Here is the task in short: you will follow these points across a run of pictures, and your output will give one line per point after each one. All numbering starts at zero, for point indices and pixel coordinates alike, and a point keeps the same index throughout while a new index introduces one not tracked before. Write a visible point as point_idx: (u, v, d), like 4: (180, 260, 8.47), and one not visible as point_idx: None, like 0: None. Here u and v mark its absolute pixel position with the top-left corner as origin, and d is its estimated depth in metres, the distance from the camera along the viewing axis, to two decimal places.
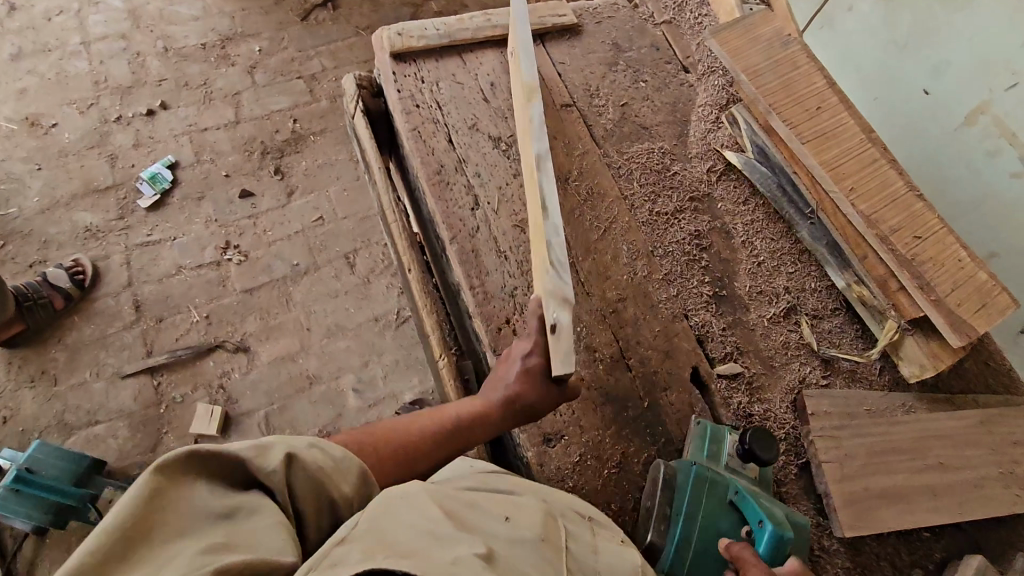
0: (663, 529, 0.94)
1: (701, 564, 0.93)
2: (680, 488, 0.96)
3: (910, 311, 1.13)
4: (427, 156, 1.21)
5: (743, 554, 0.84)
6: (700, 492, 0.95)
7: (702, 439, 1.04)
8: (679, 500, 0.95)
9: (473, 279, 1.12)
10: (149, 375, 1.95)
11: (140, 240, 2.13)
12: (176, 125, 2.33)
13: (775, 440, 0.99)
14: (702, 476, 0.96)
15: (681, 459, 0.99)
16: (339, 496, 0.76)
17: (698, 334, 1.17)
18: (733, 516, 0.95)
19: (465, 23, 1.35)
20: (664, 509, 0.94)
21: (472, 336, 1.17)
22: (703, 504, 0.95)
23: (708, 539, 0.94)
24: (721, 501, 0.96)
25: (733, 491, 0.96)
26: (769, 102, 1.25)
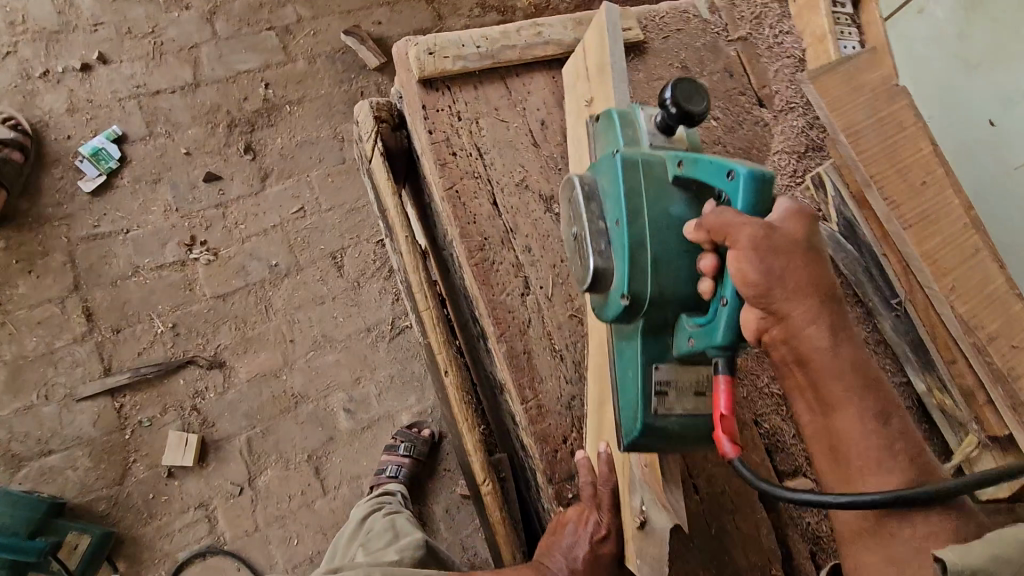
0: (603, 247, 0.82)
1: (669, 263, 0.77)
2: (612, 196, 0.82)
3: (994, 430, 1.02)
4: (468, 225, 0.99)
5: (713, 223, 0.69)
6: (634, 180, 0.80)
7: (616, 136, 0.87)
8: (613, 212, 0.81)
9: (526, 390, 0.94)
10: (108, 396, 1.72)
11: (85, 233, 1.81)
12: (120, 86, 1.92)
13: (705, 93, 0.79)
14: (632, 162, 0.80)
15: (602, 165, 0.85)
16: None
17: (767, 443, 1.05)
18: (678, 193, 0.80)
19: (511, 39, 1.07)
20: (600, 226, 0.83)
21: (516, 441, 1.02)
22: (641, 194, 0.79)
23: (662, 229, 0.78)
24: (662, 182, 0.80)
25: (674, 165, 0.79)
26: (871, 172, 1.06)
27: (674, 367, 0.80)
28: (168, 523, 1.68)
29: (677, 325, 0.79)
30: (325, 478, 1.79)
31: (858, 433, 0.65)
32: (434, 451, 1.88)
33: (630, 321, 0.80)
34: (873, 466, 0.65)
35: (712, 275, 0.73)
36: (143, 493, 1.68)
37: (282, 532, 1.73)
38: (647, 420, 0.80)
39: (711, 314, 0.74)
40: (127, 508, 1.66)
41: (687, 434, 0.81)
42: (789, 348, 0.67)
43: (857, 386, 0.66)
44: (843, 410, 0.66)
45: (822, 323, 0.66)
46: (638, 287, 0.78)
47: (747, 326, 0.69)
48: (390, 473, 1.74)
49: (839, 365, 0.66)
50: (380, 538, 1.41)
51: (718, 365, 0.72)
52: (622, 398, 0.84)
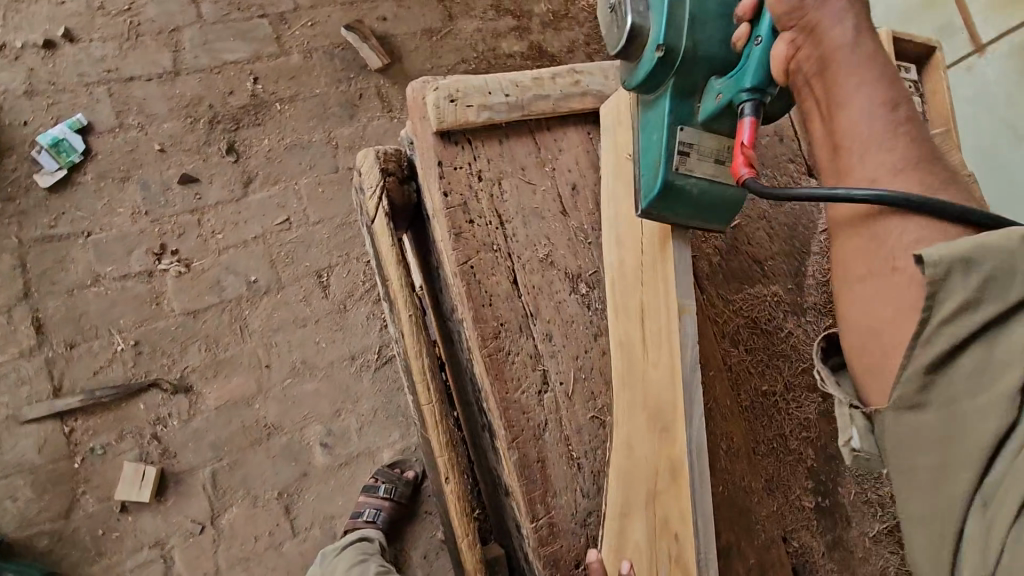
0: (641, 9, 0.71)
1: (705, 21, 0.69)
2: None
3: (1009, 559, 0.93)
4: (483, 307, 0.86)
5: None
6: None
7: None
8: None
9: (537, 505, 0.82)
10: (57, 419, 1.55)
11: (39, 234, 1.62)
12: (88, 69, 1.72)
13: None
14: None
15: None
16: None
17: (795, 563, 0.95)
18: None
19: (545, 87, 0.93)
20: None
21: (519, 550, 0.89)
22: None
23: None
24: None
25: None
26: None
27: (699, 131, 0.75)
28: (118, 563, 1.53)
29: (704, 87, 0.73)
30: (295, 518, 1.66)
31: (866, 125, 0.58)
32: (416, 492, 1.75)
33: (662, 83, 0.73)
34: (877, 152, 0.58)
35: (750, 16, 0.67)
36: (91, 528, 1.53)
37: None
38: (668, 179, 0.75)
39: (742, 62, 0.69)
40: (73, 545, 1.51)
41: (699, 207, 0.78)
42: (809, 45, 0.62)
43: (874, 81, 0.59)
44: (856, 104, 0.59)
45: (847, 23, 0.61)
46: (675, 40, 0.69)
47: (778, 59, 0.65)
48: (367, 518, 1.61)
49: (860, 60, 0.60)
50: None
51: (745, 109, 0.68)
52: (643, 163, 0.79)
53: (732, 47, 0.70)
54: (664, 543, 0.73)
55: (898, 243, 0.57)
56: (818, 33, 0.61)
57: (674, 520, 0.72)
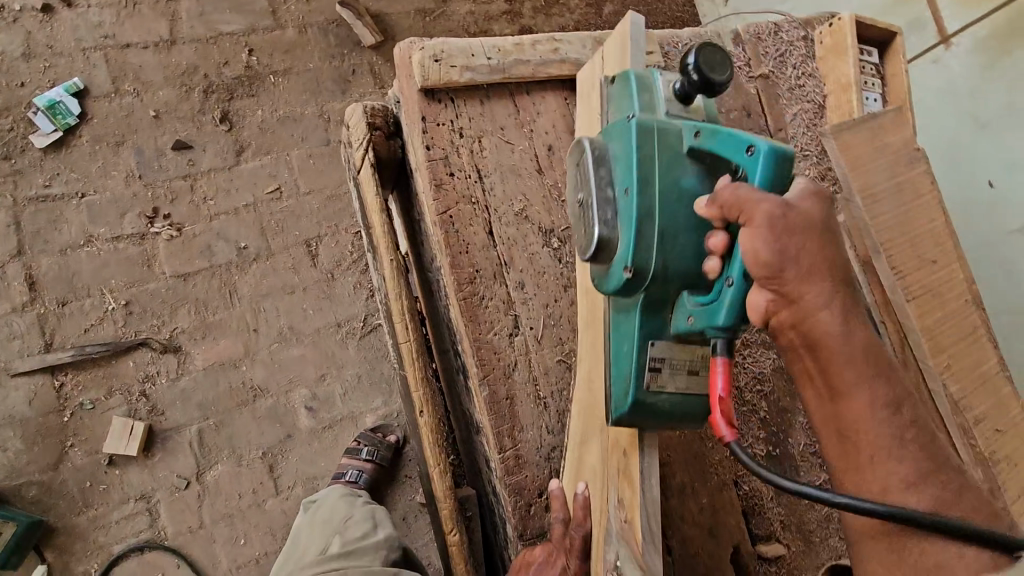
0: (608, 217, 0.72)
1: (675, 236, 0.69)
2: (623, 161, 0.72)
3: None
4: (460, 254, 0.91)
5: (728, 200, 0.62)
6: (649, 153, 0.70)
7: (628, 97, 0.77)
8: (623, 174, 0.71)
9: (505, 438, 0.88)
10: (48, 374, 1.59)
11: (34, 193, 1.66)
12: (86, 35, 1.75)
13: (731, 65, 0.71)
14: (645, 129, 0.71)
15: (614, 126, 0.75)
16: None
17: (745, 506, 1.01)
18: (692, 166, 0.71)
19: (525, 53, 0.98)
20: (606, 192, 0.74)
21: (487, 485, 0.95)
22: (654, 163, 0.70)
23: (673, 203, 0.69)
24: (677, 153, 0.71)
25: (690, 138, 0.70)
26: (880, 239, 1.04)
27: (671, 344, 0.72)
28: (104, 514, 1.57)
29: (676, 301, 0.71)
30: (279, 477, 1.71)
31: (870, 421, 0.57)
32: (397, 456, 1.80)
33: (631, 295, 0.71)
34: (885, 460, 0.57)
35: (721, 254, 0.66)
36: (79, 480, 1.57)
37: (228, 531, 1.65)
38: (639, 396, 0.72)
39: (714, 295, 0.67)
40: (60, 495, 1.55)
41: (675, 418, 0.73)
42: (790, 316, 0.60)
43: (869, 369, 0.59)
44: (852, 396, 0.58)
45: (835, 307, 0.59)
46: (643, 259, 0.69)
47: (753, 308, 0.63)
48: (350, 478, 1.66)
49: (852, 351, 0.59)
50: (358, 528, 1.33)
51: (717, 347, 0.66)
52: (612, 372, 0.76)
53: (705, 273, 0.69)
54: (614, 462, 0.75)
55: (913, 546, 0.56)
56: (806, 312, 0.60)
57: (623, 437, 0.75)
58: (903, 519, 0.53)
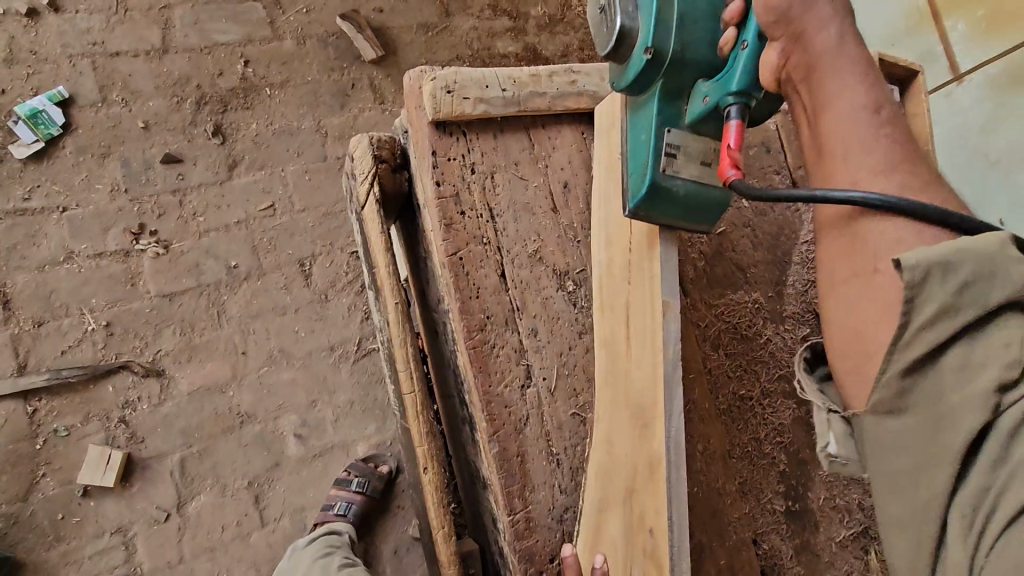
0: (630, 9, 0.72)
1: (692, 24, 0.71)
2: None
3: None
4: (470, 300, 0.85)
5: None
6: None
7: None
8: None
9: (515, 499, 0.82)
10: (21, 399, 1.50)
11: (12, 206, 1.57)
12: (73, 41, 1.67)
13: None
14: None
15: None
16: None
17: (763, 565, 0.97)
18: None
19: (541, 84, 0.93)
20: None
21: (493, 544, 0.89)
22: None
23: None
24: None
25: None
26: None
27: (685, 133, 0.76)
28: (77, 549, 1.48)
29: (693, 90, 0.75)
30: (264, 508, 1.63)
31: (845, 124, 0.62)
32: (388, 486, 1.73)
33: (650, 83, 0.74)
34: (857, 156, 0.62)
35: (737, 21, 0.69)
36: (51, 512, 1.48)
37: (209, 566, 1.56)
38: (655, 179, 0.75)
39: (728, 67, 0.71)
40: (29, 528, 1.46)
41: (687, 207, 0.78)
42: (797, 50, 0.64)
43: (857, 80, 0.63)
44: (836, 104, 0.63)
45: (830, 28, 0.63)
46: (664, 39, 0.71)
47: (766, 63, 0.67)
48: (339, 510, 1.58)
49: (844, 63, 0.63)
50: None
51: (732, 111, 0.70)
52: (631, 165, 0.79)
53: (719, 51, 0.72)
54: (639, 540, 0.72)
55: (881, 250, 0.61)
56: (805, 41, 0.64)
57: (648, 515, 0.71)
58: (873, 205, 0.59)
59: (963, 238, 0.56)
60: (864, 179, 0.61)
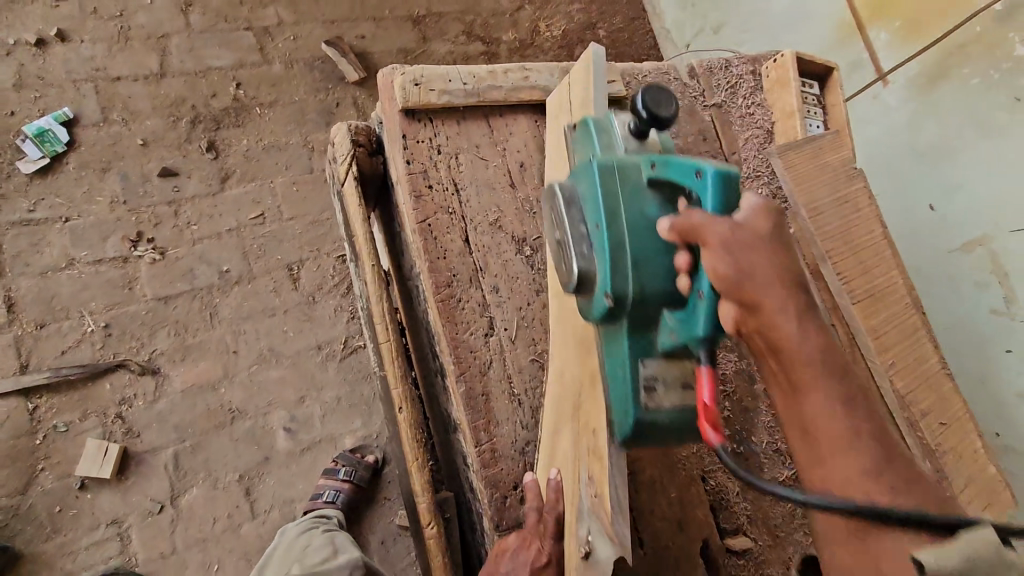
0: (585, 249, 0.74)
1: (646, 264, 0.69)
2: (588, 199, 0.73)
3: None
4: (438, 261, 0.98)
5: (683, 223, 0.64)
6: (610, 185, 0.71)
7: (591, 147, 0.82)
8: (590, 210, 0.73)
9: (481, 432, 0.93)
10: (22, 396, 1.58)
11: (18, 217, 1.68)
12: (78, 67, 1.82)
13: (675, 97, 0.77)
14: (606, 167, 0.72)
15: (577, 174, 0.78)
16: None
17: (712, 500, 1.07)
18: (654, 196, 0.71)
19: (498, 79, 1.08)
20: (580, 228, 0.75)
21: (464, 482, 0.99)
22: (618, 196, 0.71)
23: (642, 232, 0.70)
24: (638, 185, 0.71)
25: (647, 167, 0.71)
26: (826, 248, 1.12)
27: (661, 363, 0.71)
28: (73, 541, 1.54)
29: (659, 321, 0.71)
30: (255, 500, 1.69)
31: (826, 420, 0.56)
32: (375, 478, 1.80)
33: (615, 321, 0.72)
34: (843, 455, 0.55)
35: (688, 271, 0.66)
36: (48, 505, 1.54)
37: (201, 557, 1.61)
38: (638, 415, 0.70)
39: (691, 309, 0.67)
40: (27, 521, 1.51)
41: (677, 435, 0.72)
42: (756, 326, 0.59)
43: (825, 364, 0.57)
44: (813, 390, 0.57)
45: (789, 306, 0.58)
46: (621, 286, 0.69)
47: (729, 322, 0.62)
48: (327, 498, 1.65)
49: (811, 345, 0.57)
50: (316, 554, 1.31)
51: (702, 361, 0.65)
52: (613, 397, 0.74)
53: (679, 290, 0.68)
54: (585, 441, 0.79)
55: (886, 549, 0.52)
56: (769, 321, 0.58)
57: (590, 417, 0.79)
58: (869, 514, 0.51)
59: (964, 536, 0.48)
60: (857, 484, 0.53)
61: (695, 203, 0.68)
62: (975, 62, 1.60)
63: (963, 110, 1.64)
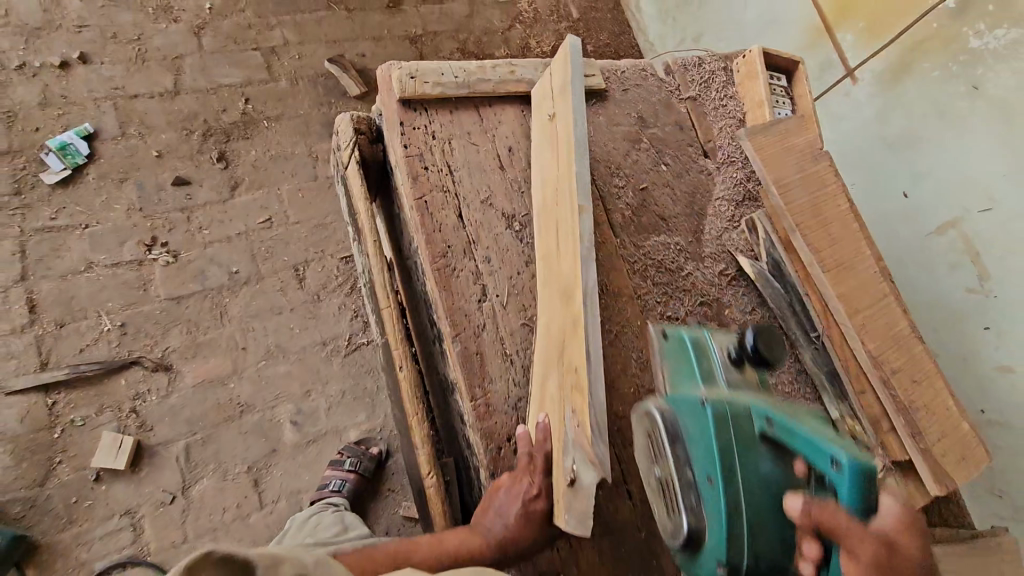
0: (694, 503, 0.80)
1: (758, 529, 0.76)
2: (700, 444, 0.79)
3: (873, 409, 1.16)
4: (433, 234, 1.06)
5: (820, 510, 0.70)
6: (723, 432, 0.78)
7: (688, 362, 0.87)
8: (702, 460, 0.79)
9: (476, 388, 1.00)
10: (41, 392, 1.65)
11: (41, 225, 1.78)
12: (98, 86, 1.95)
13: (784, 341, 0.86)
14: (720, 415, 0.79)
15: (685, 406, 0.83)
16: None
17: None
18: (766, 449, 0.79)
19: (486, 73, 1.18)
20: (688, 474, 0.81)
21: (461, 439, 1.06)
22: (732, 449, 0.78)
23: (755, 491, 0.77)
24: (751, 437, 0.79)
25: (763, 423, 0.79)
26: (795, 221, 1.19)
27: None
28: (88, 531, 1.59)
29: None
30: (263, 491, 1.75)
31: None
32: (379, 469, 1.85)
33: None
34: None
35: (815, 561, 0.74)
36: (65, 496, 1.59)
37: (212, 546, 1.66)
38: None
39: None
40: (45, 512, 1.57)
41: None
42: None
43: None
44: None
45: None
46: (735, 556, 0.76)
47: None
48: (333, 487, 1.70)
49: None
50: (327, 530, 1.36)
51: None
52: None
53: (795, 563, 0.77)
54: (568, 381, 0.87)
55: None
56: None
57: (574, 356, 0.86)
58: None
59: None
60: None
61: (814, 475, 0.76)
62: (934, 56, 1.72)
63: (927, 101, 1.75)
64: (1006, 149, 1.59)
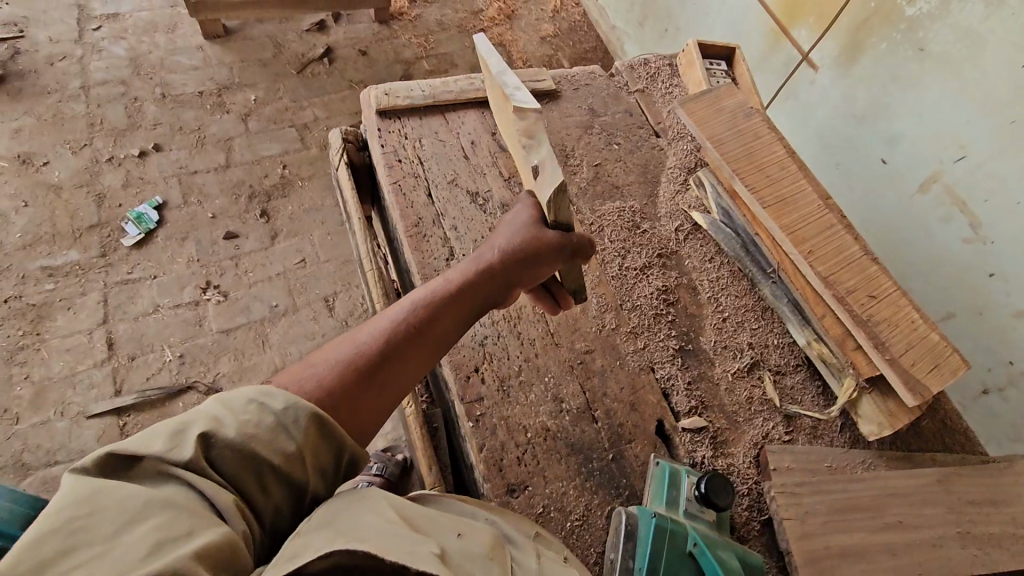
0: None
1: None
2: (642, 540, 0.95)
3: (835, 330, 1.20)
4: (407, 209, 1.27)
5: None
6: (660, 541, 0.95)
7: (661, 492, 1.04)
8: (641, 552, 0.94)
9: None
10: (115, 415, 1.92)
11: (119, 279, 2.15)
12: (167, 168, 2.38)
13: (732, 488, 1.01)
14: (663, 528, 0.96)
15: (641, 507, 0.99)
16: (279, 455, 0.71)
17: (665, 388, 1.21)
18: (692, 566, 0.95)
19: (449, 86, 1.44)
20: (627, 562, 0.94)
21: (442, 382, 1.21)
22: (663, 553, 0.94)
23: None
24: (682, 553, 0.95)
25: (692, 543, 0.95)
26: (733, 168, 1.31)
27: None
28: None
29: None
30: None
31: None
32: (406, 476, 1.93)
33: None
34: None
35: None
36: None
37: None
38: None
39: None
40: None
41: None
42: None
43: None
44: None
45: None
46: None
47: None
48: None
49: None
50: None
51: None
52: None
53: None
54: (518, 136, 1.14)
55: None
56: None
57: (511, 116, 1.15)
58: None
59: None
60: None
61: None
62: (881, 32, 1.84)
63: (884, 70, 1.85)
64: (964, 98, 1.65)
